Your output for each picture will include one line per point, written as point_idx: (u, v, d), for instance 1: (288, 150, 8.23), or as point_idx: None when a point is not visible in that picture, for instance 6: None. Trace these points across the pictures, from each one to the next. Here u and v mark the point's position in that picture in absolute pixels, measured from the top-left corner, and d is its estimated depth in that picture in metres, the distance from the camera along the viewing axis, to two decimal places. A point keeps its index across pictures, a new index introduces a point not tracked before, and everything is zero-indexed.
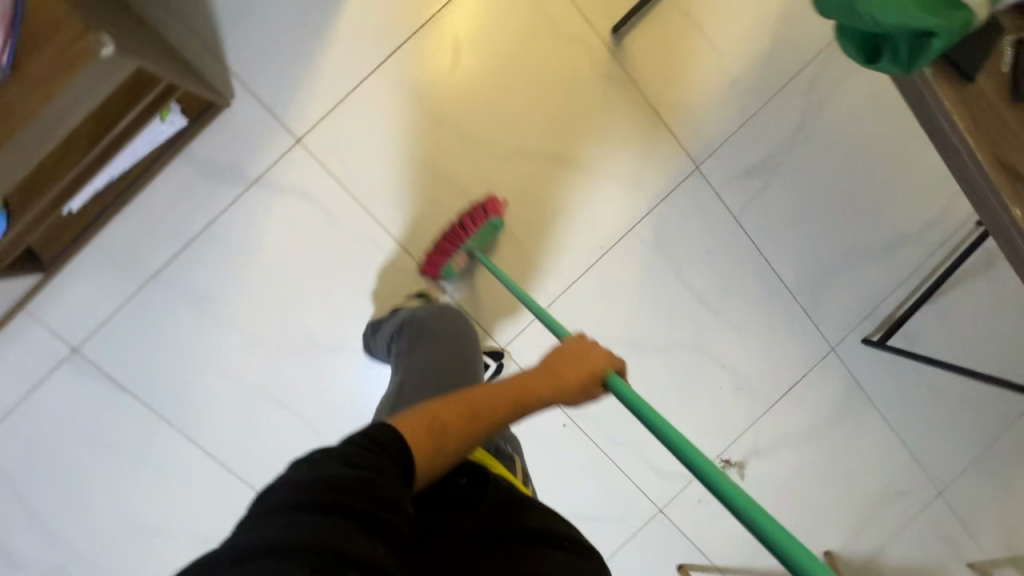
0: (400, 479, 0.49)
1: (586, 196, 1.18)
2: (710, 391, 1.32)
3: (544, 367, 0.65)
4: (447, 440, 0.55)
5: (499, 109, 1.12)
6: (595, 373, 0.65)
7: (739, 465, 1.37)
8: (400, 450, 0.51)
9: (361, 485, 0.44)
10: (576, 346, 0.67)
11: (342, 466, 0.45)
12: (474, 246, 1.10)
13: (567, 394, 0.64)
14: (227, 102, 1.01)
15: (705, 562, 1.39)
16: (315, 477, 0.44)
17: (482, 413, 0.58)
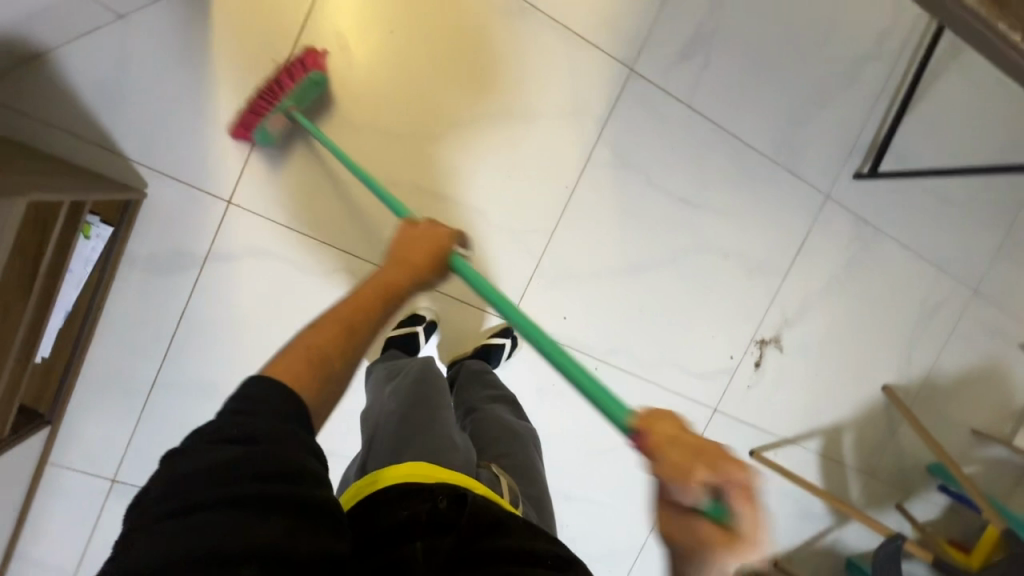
0: (301, 441, 0.49)
1: (531, 142, 1.13)
2: (725, 282, 1.30)
3: (392, 263, 0.73)
4: (331, 354, 0.57)
5: (412, 88, 1.05)
6: (437, 248, 0.76)
7: (776, 341, 1.37)
8: (282, 405, 0.50)
9: (256, 466, 0.45)
10: (419, 231, 0.78)
11: (237, 452, 0.45)
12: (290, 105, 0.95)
13: (422, 269, 0.74)
14: (143, 193, 0.96)
15: (772, 438, 1.43)
16: (202, 468, 0.44)
17: (353, 321, 0.62)
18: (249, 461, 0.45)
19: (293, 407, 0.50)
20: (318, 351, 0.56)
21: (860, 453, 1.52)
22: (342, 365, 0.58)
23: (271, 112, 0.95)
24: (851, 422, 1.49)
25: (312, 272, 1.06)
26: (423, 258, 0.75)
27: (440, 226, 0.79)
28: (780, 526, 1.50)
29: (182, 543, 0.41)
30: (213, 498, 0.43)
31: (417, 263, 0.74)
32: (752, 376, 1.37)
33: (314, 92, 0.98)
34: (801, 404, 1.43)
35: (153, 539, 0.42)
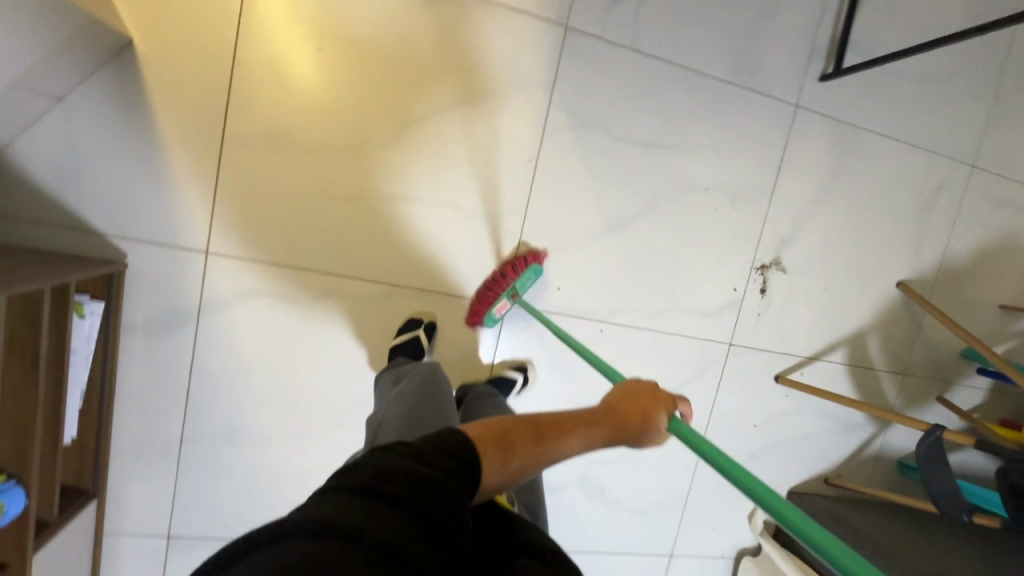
0: (467, 487, 0.54)
1: (484, 125, 1.12)
2: (712, 217, 1.28)
3: (608, 407, 0.70)
4: (518, 453, 0.60)
5: (354, 101, 1.05)
6: (655, 414, 0.70)
7: (777, 263, 1.35)
8: (467, 453, 0.56)
9: (433, 485, 0.51)
10: (643, 389, 0.72)
11: (418, 465, 0.52)
12: (515, 292, 1.14)
13: (638, 425, 0.68)
14: (125, 263, 0.99)
15: (794, 359, 1.42)
16: (385, 471, 0.51)
17: (550, 434, 0.62)
18: (427, 475, 0.51)
19: (470, 460, 0.56)
20: (514, 445, 0.60)
21: (889, 355, 1.49)
22: (522, 466, 0.60)
23: (496, 300, 1.15)
24: (873, 327, 1.47)
25: (304, 302, 1.08)
26: (644, 417, 0.69)
27: (667, 395, 0.73)
28: (822, 443, 1.49)
29: (353, 515, 0.45)
30: (389, 494, 0.48)
31: (636, 417, 0.69)
32: (761, 303, 1.36)
33: (530, 279, 1.16)
34: (817, 319, 1.41)
35: (336, 506, 0.46)
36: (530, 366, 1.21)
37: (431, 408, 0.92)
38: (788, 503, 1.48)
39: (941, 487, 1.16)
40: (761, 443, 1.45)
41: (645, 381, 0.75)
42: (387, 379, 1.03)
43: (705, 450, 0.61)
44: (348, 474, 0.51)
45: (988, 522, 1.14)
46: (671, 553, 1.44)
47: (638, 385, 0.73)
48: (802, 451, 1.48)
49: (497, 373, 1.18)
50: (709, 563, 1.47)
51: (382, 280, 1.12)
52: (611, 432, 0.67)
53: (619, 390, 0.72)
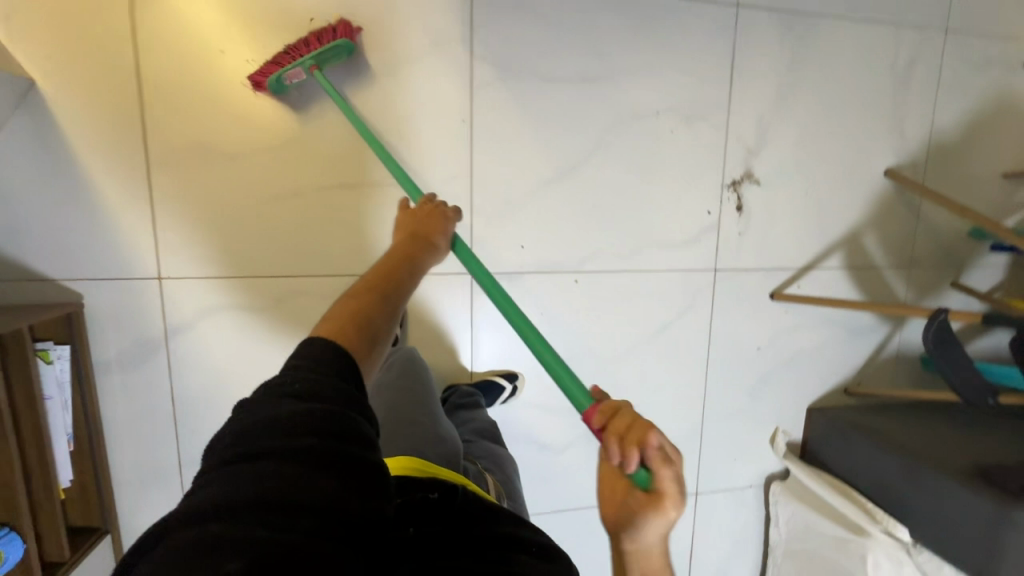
0: (347, 398, 0.56)
1: (407, 95, 1.08)
2: (668, 142, 1.22)
3: (411, 232, 0.85)
4: (376, 330, 0.67)
5: (269, 98, 1.03)
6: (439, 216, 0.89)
7: (749, 176, 1.28)
8: (326, 364, 0.58)
9: (311, 426, 0.52)
10: (423, 208, 0.89)
11: (296, 408, 0.53)
12: (311, 59, 0.97)
13: (432, 235, 0.86)
14: (82, 302, 0.99)
15: (788, 273, 1.35)
16: (260, 425, 0.52)
17: (375, 294, 0.70)
18: (305, 415, 0.52)
19: (346, 360, 0.60)
20: (371, 325, 0.67)
21: (890, 249, 1.41)
22: (385, 331, 0.69)
23: (289, 66, 0.97)
24: (867, 223, 1.39)
25: (267, 308, 1.08)
26: (427, 224, 0.86)
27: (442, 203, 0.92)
28: (834, 353, 1.43)
29: (240, 490, 0.46)
30: (271, 450, 0.50)
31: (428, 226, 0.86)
32: (740, 222, 1.29)
33: (337, 54, 1.00)
34: (805, 227, 1.34)
35: (215, 485, 0.47)
36: (519, 377, 1.23)
37: (413, 405, 0.99)
38: (809, 421, 1.43)
39: (959, 372, 1.10)
40: (769, 365, 1.39)
41: (428, 202, 0.92)
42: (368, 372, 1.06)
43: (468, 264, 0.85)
44: (220, 448, 0.52)
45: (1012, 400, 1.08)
46: (696, 491, 1.41)
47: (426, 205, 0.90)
48: (814, 366, 1.42)
49: (483, 380, 1.21)
50: (739, 495, 1.44)
51: (339, 271, 1.10)
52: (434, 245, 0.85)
53: (420, 208, 0.90)
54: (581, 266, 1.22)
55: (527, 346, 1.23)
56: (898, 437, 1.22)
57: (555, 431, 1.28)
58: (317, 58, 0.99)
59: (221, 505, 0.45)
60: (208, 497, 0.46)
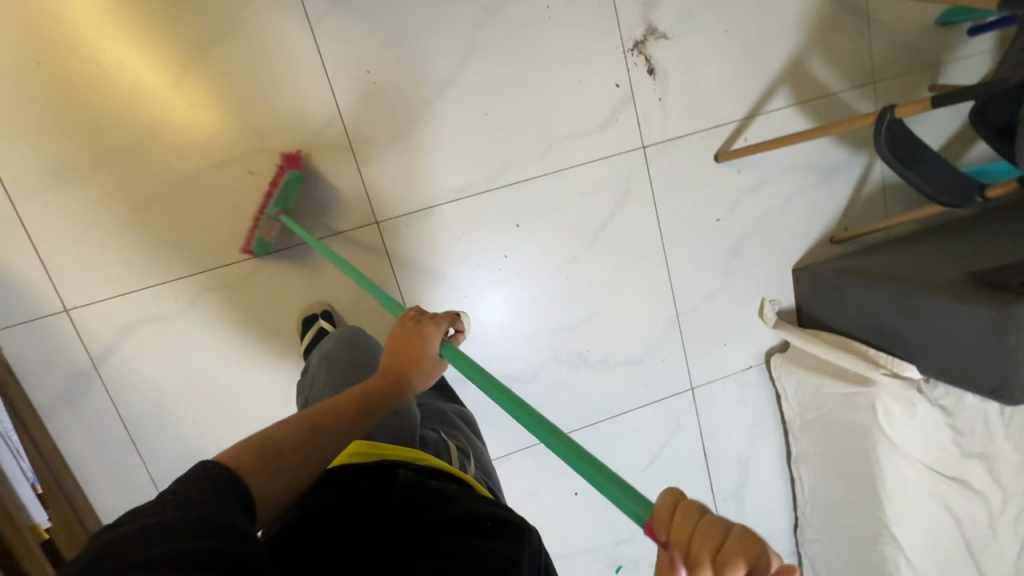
0: (245, 511, 0.45)
1: (250, 53, 1.00)
2: (549, 20, 1.08)
3: (384, 367, 0.71)
4: (288, 453, 0.54)
5: (110, 98, 0.98)
6: (429, 342, 0.73)
7: (653, 33, 1.13)
8: (214, 479, 0.46)
9: (217, 524, 0.41)
10: (408, 331, 0.74)
11: (195, 508, 0.41)
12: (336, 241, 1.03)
13: (407, 362, 0.71)
14: (4, 354, 1.00)
15: (729, 128, 1.20)
16: (120, 545, 0.37)
17: (310, 428, 0.58)
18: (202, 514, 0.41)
19: (230, 479, 0.47)
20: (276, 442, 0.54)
21: (845, 68, 1.23)
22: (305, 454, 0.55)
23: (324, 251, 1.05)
24: (810, 46, 1.21)
25: (183, 313, 1.06)
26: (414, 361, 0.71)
27: (432, 315, 0.77)
28: (809, 202, 1.28)
29: None
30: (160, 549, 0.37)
31: (409, 364, 0.71)
32: (658, 86, 1.15)
33: None
34: (736, 71, 1.18)
35: None
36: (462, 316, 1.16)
37: (360, 381, 0.84)
38: (798, 282, 1.29)
39: (931, 181, 0.94)
40: (736, 234, 1.26)
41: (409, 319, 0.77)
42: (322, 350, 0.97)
43: (467, 372, 0.68)
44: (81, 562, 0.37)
45: (998, 195, 0.93)
46: (692, 386, 1.32)
47: (409, 326, 0.75)
48: (789, 222, 1.28)
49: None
50: (740, 378, 1.34)
51: (241, 257, 1.06)
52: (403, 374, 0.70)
53: (400, 337, 0.74)
54: (493, 185, 1.13)
55: (461, 284, 1.15)
56: (887, 271, 1.08)
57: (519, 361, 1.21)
58: (279, 203, 1.02)
59: None
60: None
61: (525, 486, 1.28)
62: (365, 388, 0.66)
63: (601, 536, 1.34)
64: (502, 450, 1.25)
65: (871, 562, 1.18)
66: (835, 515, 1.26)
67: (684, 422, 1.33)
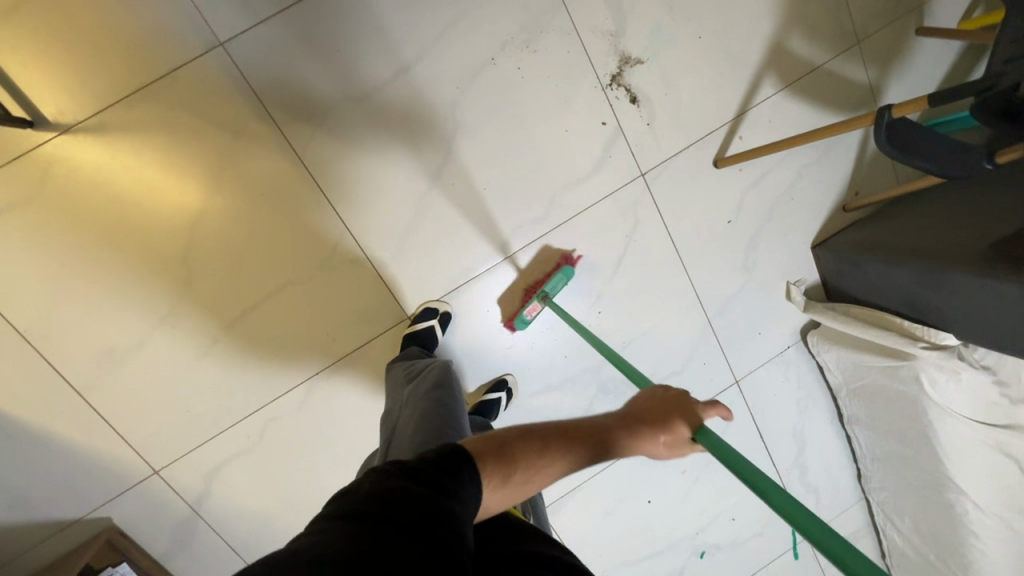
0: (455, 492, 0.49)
1: (251, 196, 1.03)
2: (524, 80, 1.08)
3: (631, 409, 0.62)
4: (522, 464, 0.56)
5: (135, 275, 1.01)
6: (683, 415, 0.60)
7: (627, 61, 1.11)
8: (449, 469, 0.50)
9: (425, 504, 0.45)
10: (668, 402, 0.61)
11: (413, 485, 0.47)
12: (545, 296, 1.14)
13: (657, 431, 0.59)
14: (112, 523, 1.10)
15: (721, 131, 1.19)
16: (379, 494, 0.45)
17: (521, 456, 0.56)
18: (414, 491, 0.46)
19: (459, 475, 0.50)
20: (518, 454, 0.56)
21: (827, 37, 1.20)
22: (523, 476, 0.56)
23: (527, 307, 1.15)
24: (787, 25, 1.17)
25: (257, 445, 1.13)
26: (659, 423, 0.60)
27: (697, 403, 0.61)
28: (815, 178, 1.28)
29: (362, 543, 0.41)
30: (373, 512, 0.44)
31: (654, 423, 0.60)
32: (643, 112, 1.14)
33: (562, 282, 1.15)
34: (718, 74, 1.16)
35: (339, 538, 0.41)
36: (509, 380, 1.22)
37: (447, 412, 0.86)
38: (820, 259, 1.31)
39: (943, 160, 0.92)
40: (751, 229, 1.27)
41: (671, 389, 0.64)
42: (400, 379, 1.01)
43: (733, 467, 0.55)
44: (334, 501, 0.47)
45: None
46: (736, 379, 1.36)
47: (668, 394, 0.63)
48: (799, 203, 1.28)
49: (477, 401, 1.18)
50: (780, 360, 1.38)
51: (296, 381, 1.12)
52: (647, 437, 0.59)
53: (653, 396, 0.63)
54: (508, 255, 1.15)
55: (503, 349, 1.22)
56: (908, 246, 1.09)
57: (569, 401, 1.28)
58: (548, 291, 1.14)
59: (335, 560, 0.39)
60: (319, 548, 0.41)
61: (602, 507, 1.36)
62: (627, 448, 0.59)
63: (681, 531, 1.43)
64: (574, 483, 1.32)
65: (940, 506, 1.25)
66: (897, 466, 1.33)
67: (735, 413, 1.39)
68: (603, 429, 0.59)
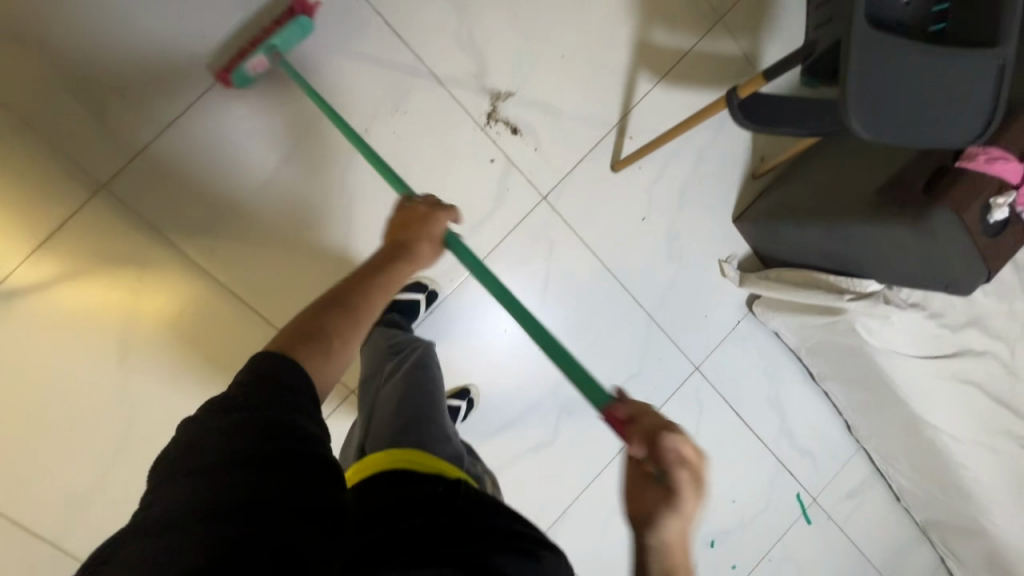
0: (282, 405, 0.52)
1: (168, 316, 1.06)
2: (403, 141, 1.11)
3: (392, 240, 0.77)
4: (333, 334, 0.62)
5: (78, 418, 1.04)
6: (434, 235, 0.78)
7: (498, 98, 1.14)
8: (259, 393, 0.52)
9: (246, 433, 0.49)
10: (415, 213, 0.79)
11: (244, 411, 0.51)
12: (277, 48, 0.98)
13: (422, 243, 0.77)
14: None
15: (610, 136, 1.22)
16: (202, 440, 0.49)
17: (309, 334, 0.61)
18: (238, 426, 0.50)
19: (271, 396, 0.52)
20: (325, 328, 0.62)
21: (689, 23, 1.22)
22: (338, 345, 0.62)
23: (251, 60, 0.96)
24: (645, 21, 1.19)
25: None
26: (416, 247, 0.76)
27: (439, 207, 0.80)
28: (717, 154, 1.29)
29: (202, 492, 0.46)
30: (205, 461, 0.48)
31: (414, 235, 0.77)
32: (526, 139, 1.17)
33: (296, 33, 0.98)
34: (591, 84, 1.18)
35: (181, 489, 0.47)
36: (471, 389, 1.22)
37: (429, 398, 0.89)
38: (744, 232, 1.32)
39: (814, 120, 0.89)
40: (668, 220, 1.29)
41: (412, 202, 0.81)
42: (374, 363, 1.02)
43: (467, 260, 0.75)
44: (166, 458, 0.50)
45: (1017, 28, 0.71)
46: (696, 365, 1.36)
47: (411, 210, 0.79)
48: (708, 183, 1.29)
49: None
50: (735, 336, 1.39)
51: None
52: (397, 263, 0.74)
53: (400, 215, 0.79)
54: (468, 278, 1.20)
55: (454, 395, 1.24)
56: (812, 203, 1.09)
57: (534, 429, 1.29)
58: (279, 45, 0.98)
59: (184, 512, 0.45)
60: (157, 512, 0.46)
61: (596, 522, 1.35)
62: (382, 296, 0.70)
63: None
64: (560, 506, 1.32)
65: (924, 446, 1.24)
66: (873, 415, 1.32)
67: (705, 399, 1.38)
68: (372, 271, 0.71)
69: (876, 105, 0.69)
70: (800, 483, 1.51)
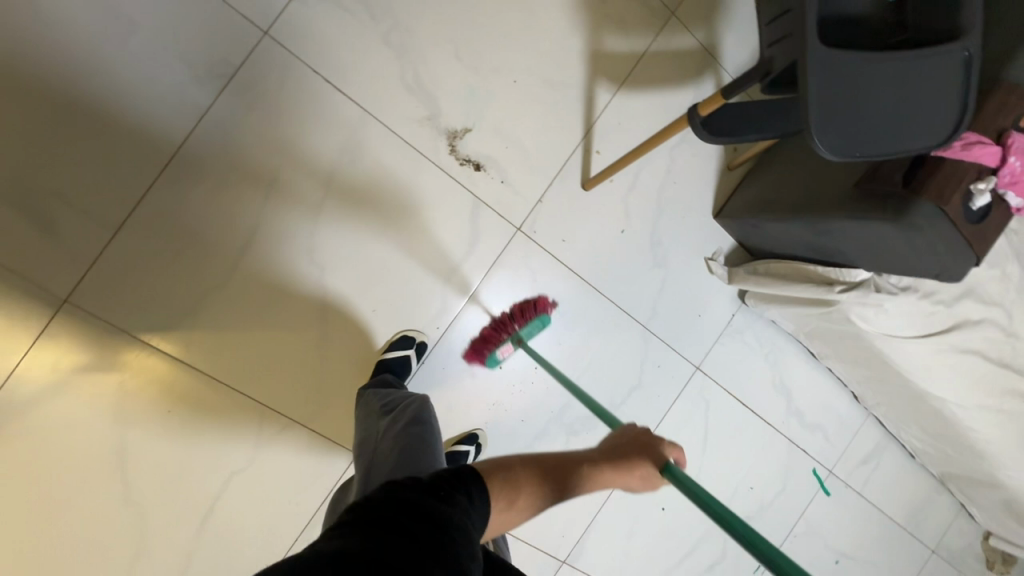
0: (457, 517, 0.51)
1: (157, 415, 1.02)
2: (367, 196, 1.08)
3: (620, 441, 0.68)
4: (522, 494, 0.63)
5: (79, 540, 0.99)
6: (658, 461, 0.64)
7: (455, 136, 1.11)
8: (450, 495, 0.53)
9: (425, 515, 0.48)
10: (639, 435, 0.68)
11: (432, 500, 0.51)
12: (520, 337, 1.16)
13: (630, 472, 0.64)
14: None
15: (576, 155, 1.18)
16: (392, 501, 0.49)
17: (509, 485, 0.62)
18: (423, 508, 0.49)
19: (452, 509, 0.51)
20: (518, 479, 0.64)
21: (639, 24, 1.18)
22: (522, 501, 0.62)
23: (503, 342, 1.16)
24: (594, 30, 1.15)
25: None
26: (624, 465, 0.64)
27: (667, 445, 0.66)
28: (688, 152, 1.25)
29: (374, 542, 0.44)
30: (384, 517, 0.47)
31: (637, 457, 0.65)
32: (491, 172, 1.14)
33: (536, 328, 1.18)
34: (549, 105, 1.15)
35: (354, 533, 0.45)
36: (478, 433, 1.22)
37: (425, 447, 0.79)
38: (725, 227, 1.30)
39: (778, 124, 0.85)
40: (648, 228, 1.26)
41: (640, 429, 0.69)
42: (374, 414, 0.94)
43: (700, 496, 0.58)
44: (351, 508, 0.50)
45: (982, 16, 0.67)
46: (697, 365, 1.35)
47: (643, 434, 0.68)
48: (683, 184, 1.26)
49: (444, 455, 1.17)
50: (731, 329, 1.38)
51: (280, 553, 1.14)
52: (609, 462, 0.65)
53: (633, 431, 0.69)
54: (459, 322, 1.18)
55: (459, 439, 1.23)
56: (789, 198, 1.07)
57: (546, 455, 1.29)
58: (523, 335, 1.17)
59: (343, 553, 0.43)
60: (316, 551, 0.44)
61: (621, 532, 1.36)
62: (571, 488, 0.64)
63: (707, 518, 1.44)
64: (584, 523, 1.33)
65: (931, 412, 1.24)
66: (878, 388, 1.32)
67: (711, 396, 1.38)
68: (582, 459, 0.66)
69: (839, 122, 0.67)
70: (815, 458, 1.52)
